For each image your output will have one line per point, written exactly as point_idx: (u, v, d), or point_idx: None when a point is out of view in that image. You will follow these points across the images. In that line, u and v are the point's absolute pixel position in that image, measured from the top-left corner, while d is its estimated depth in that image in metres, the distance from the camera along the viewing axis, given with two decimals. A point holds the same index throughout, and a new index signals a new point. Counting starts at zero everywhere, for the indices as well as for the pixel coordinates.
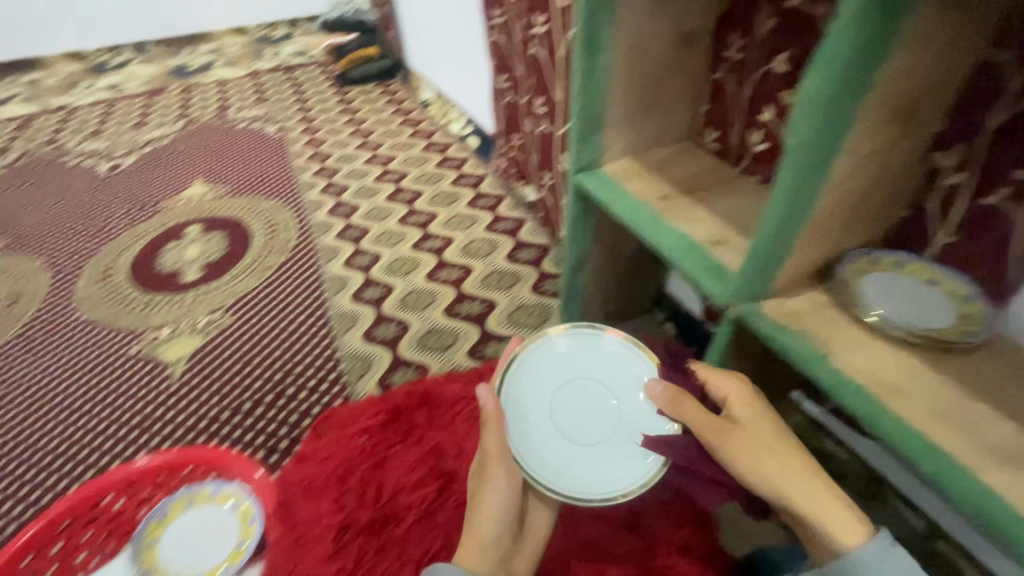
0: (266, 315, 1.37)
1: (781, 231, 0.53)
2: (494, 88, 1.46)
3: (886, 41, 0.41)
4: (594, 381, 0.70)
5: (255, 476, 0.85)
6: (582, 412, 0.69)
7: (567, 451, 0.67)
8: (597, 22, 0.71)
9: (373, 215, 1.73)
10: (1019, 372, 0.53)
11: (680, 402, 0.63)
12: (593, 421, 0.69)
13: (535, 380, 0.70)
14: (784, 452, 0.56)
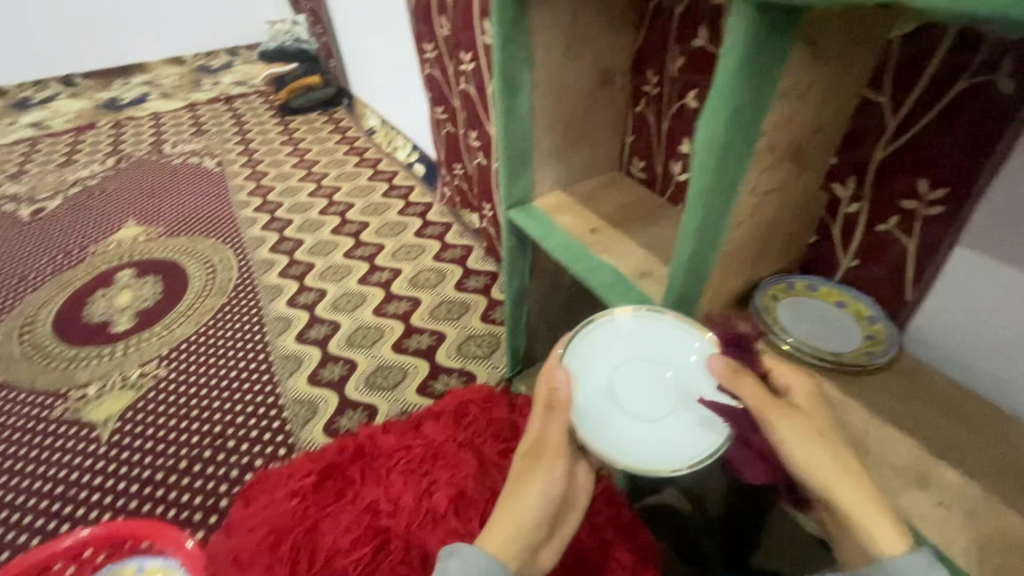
0: (205, 363, 1.31)
1: (693, 270, 0.55)
2: (433, 119, 1.47)
3: (765, 95, 0.44)
4: (653, 355, 0.60)
5: (186, 547, 0.80)
6: (641, 391, 0.58)
7: (622, 428, 0.56)
8: (514, 65, 0.73)
9: (318, 249, 1.70)
10: (920, 393, 0.56)
11: (745, 378, 0.51)
12: (654, 396, 0.58)
13: (592, 357, 0.59)
14: (833, 443, 0.46)
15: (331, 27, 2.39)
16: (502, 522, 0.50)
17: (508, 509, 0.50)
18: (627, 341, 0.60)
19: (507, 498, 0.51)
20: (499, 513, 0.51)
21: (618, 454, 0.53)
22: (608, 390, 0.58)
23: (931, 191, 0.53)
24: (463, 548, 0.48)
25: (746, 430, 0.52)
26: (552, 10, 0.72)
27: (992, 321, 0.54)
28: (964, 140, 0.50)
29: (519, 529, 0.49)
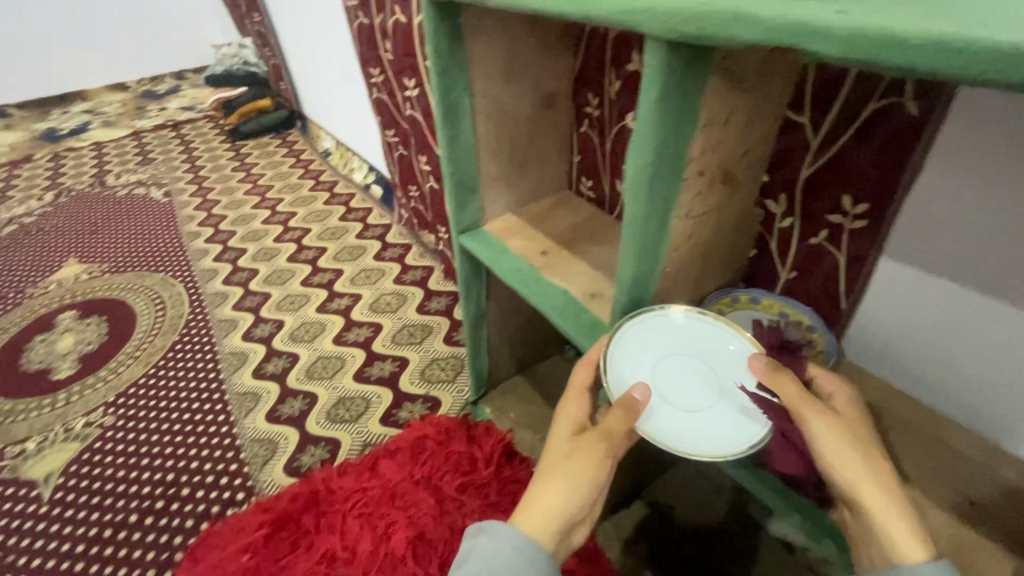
0: (156, 407, 1.26)
1: (635, 293, 0.56)
2: (384, 142, 1.45)
3: (688, 125, 0.45)
4: (700, 345, 0.58)
5: None
6: (685, 382, 0.56)
7: (666, 417, 0.54)
8: (454, 94, 0.73)
9: (274, 278, 1.65)
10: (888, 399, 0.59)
11: (789, 375, 0.49)
12: (696, 387, 0.56)
13: (638, 344, 0.57)
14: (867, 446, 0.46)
15: (279, 49, 2.35)
16: (540, 504, 0.50)
17: (549, 488, 0.51)
18: (673, 333, 0.58)
19: (548, 477, 0.51)
20: (539, 491, 0.51)
21: (662, 439, 0.52)
22: (653, 381, 0.56)
23: (854, 207, 0.56)
24: (497, 528, 0.50)
25: (786, 422, 0.49)
26: (488, 39, 0.72)
27: (916, 327, 0.56)
28: (878, 158, 0.52)
29: (556, 511, 0.50)
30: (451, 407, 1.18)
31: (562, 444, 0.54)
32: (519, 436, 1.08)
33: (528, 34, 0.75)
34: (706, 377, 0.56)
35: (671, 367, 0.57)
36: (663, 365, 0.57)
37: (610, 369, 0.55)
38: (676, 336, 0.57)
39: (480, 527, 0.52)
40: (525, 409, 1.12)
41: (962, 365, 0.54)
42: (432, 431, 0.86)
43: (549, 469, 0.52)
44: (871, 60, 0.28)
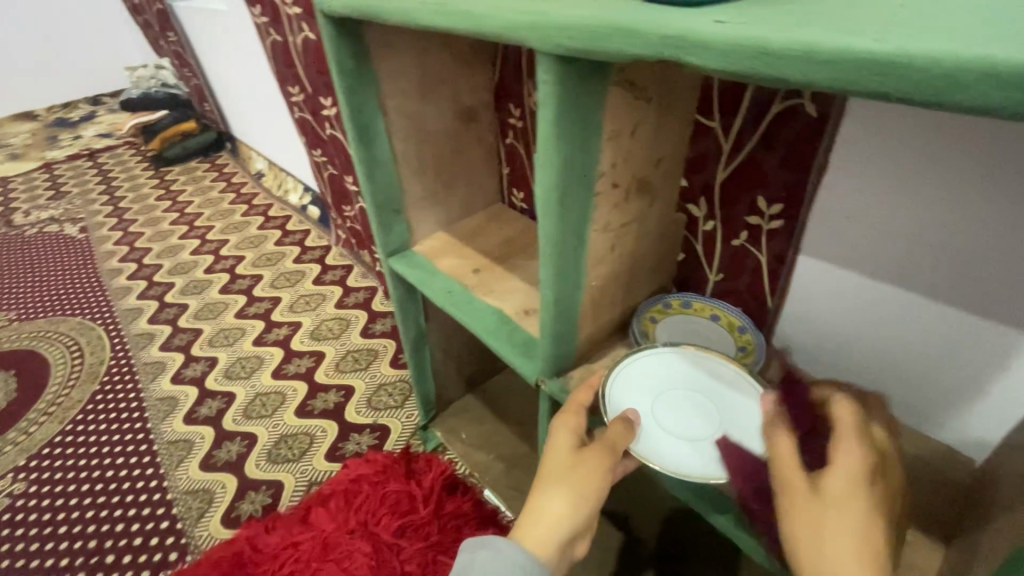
0: (75, 468, 1.15)
1: (562, 311, 0.54)
2: (312, 161, 1.39)
3: (592, 138, 0.43)
4: (695, 375, 0.56)
5: None
6: (681, 409, 0.54)
7: (660, 442, 0.51)
8: (366, 113, 0.69)
9: (206, 312, 1.55)
10: None
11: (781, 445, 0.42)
12: (697, 421, 0.53)
13: (634, 370, 0.56)
14: (840, 522, 0.37)
15: (200, 69, 2.23)
16: (543, 516, 0.48)
17: (554, 500, 0.48)
18: (685, 369, 0.56)
19: (551, 488, 0.49)
20: (542, 505, 0.49)
21: (655, 460, 0.49)
22: (650, 405, 0.54)
23: (769, 208, 0.57)
24: (496, 542, 0.48)
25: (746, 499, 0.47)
26: (397, 56, 0.69)
27: (841, 322, 0.57)
28: (787, 159, 0.53)
29: (560, 525, 0.48)
30: (401, 434, 1.13)
31: (563, 452, 0.50)
32: (473, 458, 1.04)
33: (441, 48, 0.73)
34: (703, 403, 0.54)
35: (670, 393, 0.55)
36: (659, 390, 0.55)
37: (614, 381, 0.55)
38: (685, 373, 0.56)
39: (481, 541, 0.50)
40: (477, 429, 1.09)
41: (897, 361, 0.54)
42: (367, 471, 0.83)
43: (553, 479, 0.49)
44: (748, 71, 0.26)
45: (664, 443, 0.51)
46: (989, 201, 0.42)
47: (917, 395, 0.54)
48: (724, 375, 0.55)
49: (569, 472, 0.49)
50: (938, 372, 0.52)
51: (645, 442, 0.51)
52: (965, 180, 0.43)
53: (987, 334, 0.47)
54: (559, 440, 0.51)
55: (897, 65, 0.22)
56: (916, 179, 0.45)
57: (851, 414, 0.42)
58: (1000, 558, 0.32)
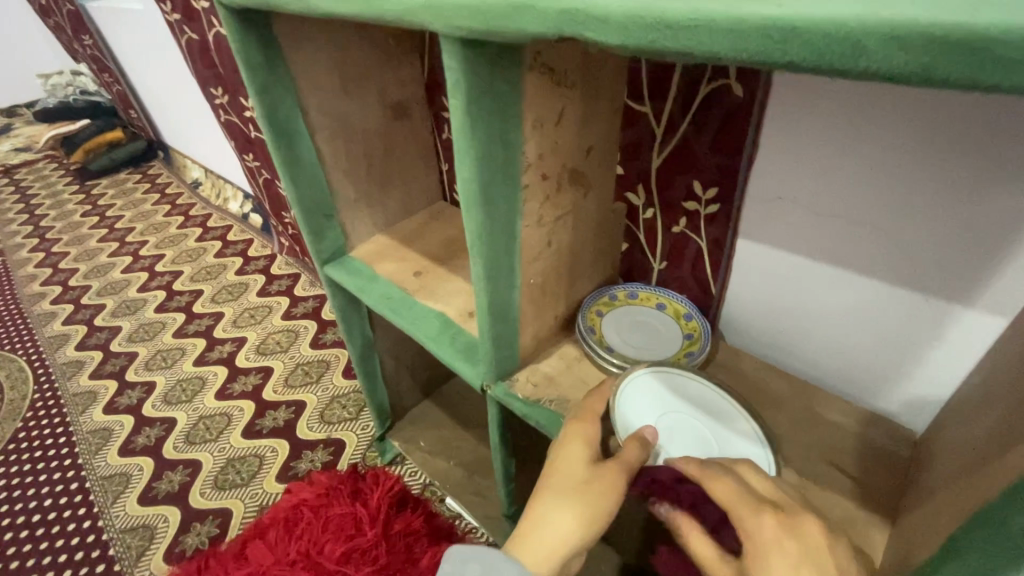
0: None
1: (498, 312, 0.51)
2: (245, 167, 1.31)
3: (511, 129, 0.40)
4: (701, 396, 0.53)
5: None
6: (683, 431, 0.50)
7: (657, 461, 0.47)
8: (283, 112, 0.65)
9: (140, 334, 1.45)
10: (805, 416, 0.55)
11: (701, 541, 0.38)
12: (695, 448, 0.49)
13: (641, 383, 0.53)
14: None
15: (122, 74, 2.08)
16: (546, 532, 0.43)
17: (562, 517, 0.43)
18: (698, 396, 0.53)
19: (555, 503, 0.44)
20: (545, 518, 0.43)
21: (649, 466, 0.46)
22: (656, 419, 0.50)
23: (705, 193, 0.55)
24: (494, 556, 0.43)
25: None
26: (313, 49, 0.65)
27: (782, 305, 0.57)
28: (717, 142, 0.52)
29: (563, 543, 0.43)
30: (357, 448, 1.08)
31: (576, 465, 0.45)
32: (433, 466, 1.01)
33: (361, 40, 0.69)
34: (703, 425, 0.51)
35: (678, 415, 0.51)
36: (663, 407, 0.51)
37: (628, 386, 0.52)
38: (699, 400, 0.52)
39: (472, 551, 0.44)
40: (436, 436, 1.06)
41: (844, 338, 0.54)
42: (308, 496, 0.78)
43: (558, 492, 0.44)
44: (651, 44, 0.24)
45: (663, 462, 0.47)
46: (914, 173, 0.42)
47: (860, 372, 0.54)
48: (733, 413, 0.51)
49: (582, 487, 0.43)
50: (880, 348, 0.52)
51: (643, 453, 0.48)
52: (888, 152, 0.43)
53: (924, 309, 0.47)
54: (572, 450, 0.46)
55: (798, 30, 0.20)
56: (843, 154, 0.45)
57: (730, 488, 0.38)
58: (936, 539, 0.31)
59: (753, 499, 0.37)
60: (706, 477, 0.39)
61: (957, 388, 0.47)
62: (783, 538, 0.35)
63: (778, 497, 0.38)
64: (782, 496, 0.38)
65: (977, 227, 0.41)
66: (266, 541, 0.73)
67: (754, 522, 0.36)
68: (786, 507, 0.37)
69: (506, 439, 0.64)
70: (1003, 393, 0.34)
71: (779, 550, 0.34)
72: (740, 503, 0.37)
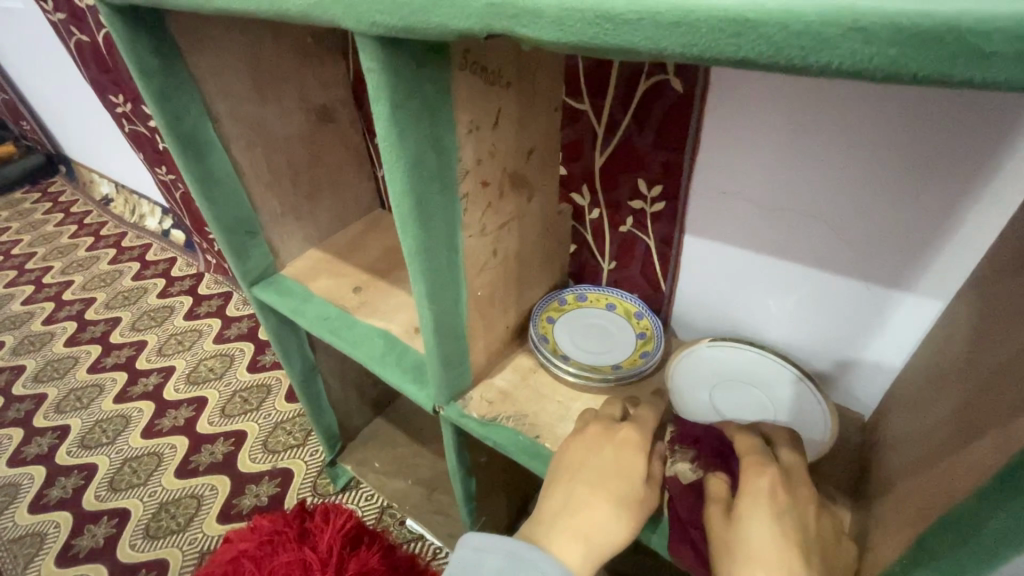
0: None
1: (445, 330, 0.48)
2: (158, 179, 1.19)
3: (444, 135, 0.37)
4: (757, 367, 0.54)
5: None
6: (737, 399, 0.52)
7: None
8: (188, 123, 0.58)
9: (48, 372, 1.30)
10: None
11: (721, 476, 0.39)
12: (752, 410, 0.51)
13: (688, 360, 0.56)
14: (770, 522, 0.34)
15: (8, 81, 1.86)
16: (595, 535, 0.38)
17: (613, 518, 0.39)
18: (736, 362, 0.55)
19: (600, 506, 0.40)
20: (592, 515, 0.39)
21: None
22: (706, 397, 0.52)
23: (650, 190, 0.54)
24: (523, 549, 0.38)
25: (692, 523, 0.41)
26: (217, 51, 0.59)
27: (733, 299, 0.56)
28: (660, 138, 0.50)
29: (603, 546, 0.38)
30: (307, 476, 1.02)
31: (631, 475, 0.41)
32: (389, 487, 0.96)
33: (275, 39, 0.63)
34: (753, 389, 0.53)
35: (725, 387, 0.53)
36: (718, 380, 0.54)
37: (673, 376, 0.54)
38: (736, 368, 0.54)
39: (493, 539, 0.39)
40: (392, 455, 1.01)
41: (793, 326, 0.54)
42: (248, 546, 0.72)
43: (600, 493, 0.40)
44: (591, 42, 0.22)
45: None
46: (859, 165, 0.42)
47: (813, 360, 0.54)
48: (771, 369, 0.53)
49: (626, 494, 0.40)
50: (829, 335, 0.52)
51: None
52: (834, 143, 0.42)
53: (874, 296, 0.47)
54: (626, 458, 0.42)
55: (752, 23, 0.18)
56: (786, 143, 0.44)
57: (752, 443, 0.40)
58: (903, 535, 0.31)
59: (764, 457, 0.38)
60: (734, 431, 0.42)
61: (899, 374, 0.48)
62: (779, 490, 0.36)
63: (792, 465, 0.39)
64: (798, 465, 0.39)
65: (916, 213, 0.41)
66: None
67: (753, 474, 0.37)
68: (792, 478, 0.38)
69: (465, 460, 0.61)
70: (953, 381, 0.35)
71: (771, 499, 0.35)
72: (752, 453, 0.39)
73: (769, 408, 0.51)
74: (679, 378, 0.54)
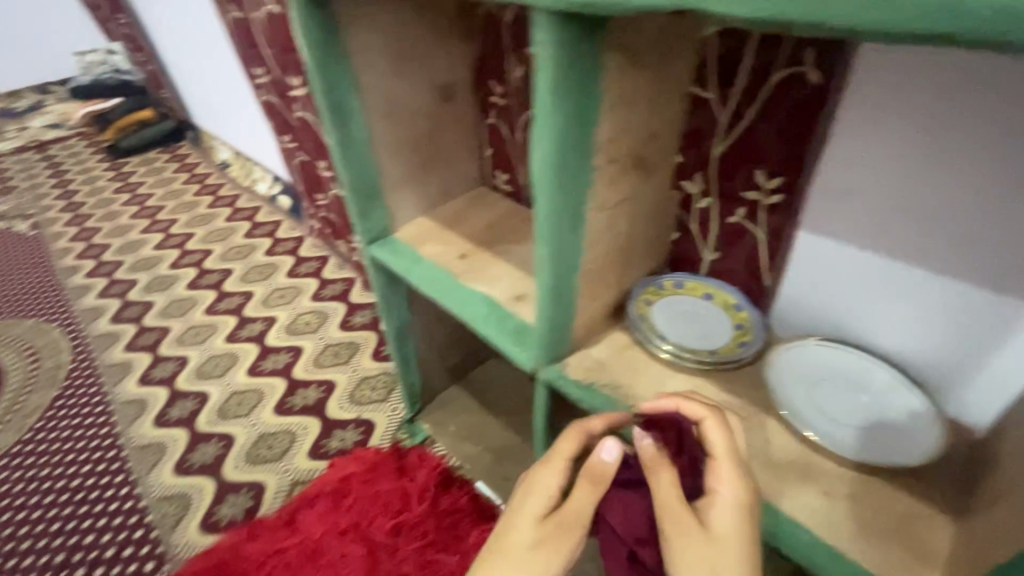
0: (38, 478, 1.08)
1: (558, 295, 0.51)
2: (281, 147, 1.32)
3: (592, 109, 0.41)
4: (861, 368, 0.54)
5: None
6: (837, 396, 0.52)
7: (814, 417, 0.51)
8: (339, 92, 0.66)
9: (173, 310, 1.48)
10: None
11: (669, 472, 0.42)
12: (853, 408, 0.51)
13: (790, 353, 0.56)
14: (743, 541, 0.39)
15: (156, 55, 2.11)
16: None
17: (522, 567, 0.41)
18: (840, 361, 0.55)
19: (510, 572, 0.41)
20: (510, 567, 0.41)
21: (808, 426, 0.50)
22: (806, 390, 0.53)
23: (767, 181, 0.55)
24: None
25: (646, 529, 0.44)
26: (372, 28, 0.66)
27: (844, 301, 0.56)
28: (787, 130, 0.51)
29: None
30: (388, 428, 1.09)
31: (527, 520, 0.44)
32: (462, 451, 1.02)
33: (418, 19, 0.69)
34: (855, 389, 0.53)
35: (826, 382, 0.53)
36: (820, 374, 0.54)
37: (774, 365, 0.55)
38: (840, 366, 0.54)
39: None
40: (466, 421, 1.07)
41: (906, 334, 0.53)
42: (356, 472, 0.98)
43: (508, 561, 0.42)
44: None
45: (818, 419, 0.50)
46: (1000, 168, 0.41)
47: (926, 372, 0.53)
48: (876, 372, 0.53)
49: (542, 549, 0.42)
50: (945, 347, 0.51)
51: (803, 418, 0.51)
52: (973, 146, 0.42)
53: (1001, 308, 0.46)
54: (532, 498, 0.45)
55: None
56: (918, 137, 0.44)
57: (723, 442, 0.43)
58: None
59: (734, 462, 0.42)
60: (700, 424, 0.44)
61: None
62: (742, 499, 0.41)
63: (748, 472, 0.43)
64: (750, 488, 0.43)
65: None
66: (325, 496, 0.95)
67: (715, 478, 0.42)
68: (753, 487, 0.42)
69: (550, 426, 0.64)
70: None
71: (733, 516, 0.40)
72: (721, 458, 0.42)
73: (873, 408, 0.51)
74: (780, 368, 0.55)
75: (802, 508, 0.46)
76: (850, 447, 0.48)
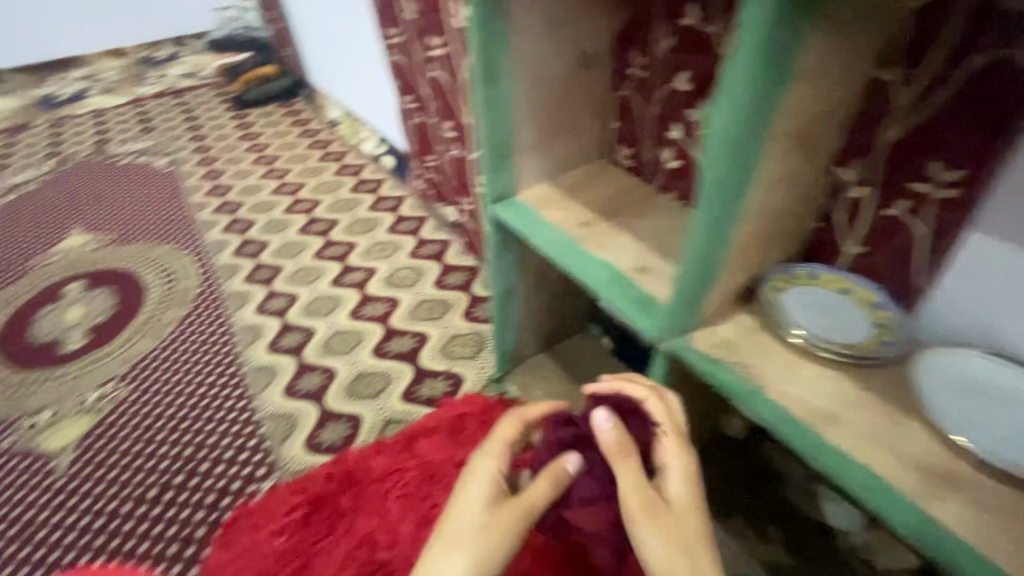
0: (170, 379, 1.20)
1: (704, 264, 0.53)
2: (400, 109, 1.39)
3: (784, 76, 0.42)
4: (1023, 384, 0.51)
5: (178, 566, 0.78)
6: (995, 409, 0.50)
7: (968, 426, 0.48)
8: (493, 51, 0.69)
9: (286, 251, 1.61)
10: None
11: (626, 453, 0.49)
12: (1013, 423, 0.49)
13: (942, 360, 0.53)
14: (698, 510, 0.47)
15: (287, 15, 2.26)
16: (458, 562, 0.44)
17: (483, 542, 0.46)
18: (999, 374, 0.52)
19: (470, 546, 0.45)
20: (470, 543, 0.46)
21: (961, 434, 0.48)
22: (960, 398, 0.50)
23: (943, 173, 0.52)
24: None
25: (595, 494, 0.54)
26: None
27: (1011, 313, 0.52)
28: (980, 120, 0.48)
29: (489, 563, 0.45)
30: (477, 384, 1.14)
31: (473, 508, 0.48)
32: None
33: None
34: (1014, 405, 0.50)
35: (982, 394, 0.51)
36: (976, 384, 0.51)
37: (923, 369, 0.53)
38: (999, 379, 0.51)
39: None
40: (552, 388, 1.10)
41: None
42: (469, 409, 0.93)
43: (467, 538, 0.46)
44: None
45: (973, 429, 0.48)
46: None
47: None
48: None
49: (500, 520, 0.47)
50: None
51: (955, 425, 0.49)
52: None
53: None
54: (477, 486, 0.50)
55: None
56: None
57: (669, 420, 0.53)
58: None
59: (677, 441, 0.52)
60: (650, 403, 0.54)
61: None
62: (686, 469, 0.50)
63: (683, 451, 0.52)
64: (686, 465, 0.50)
65: None
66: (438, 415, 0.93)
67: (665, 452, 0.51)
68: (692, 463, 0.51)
69: None
70: None
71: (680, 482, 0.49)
72: (666, 438, 0.52)
73: None
74: (930, 373, 0.53)
75: (902, 479, 0.46)
76: (1000, 455, 0.47)
